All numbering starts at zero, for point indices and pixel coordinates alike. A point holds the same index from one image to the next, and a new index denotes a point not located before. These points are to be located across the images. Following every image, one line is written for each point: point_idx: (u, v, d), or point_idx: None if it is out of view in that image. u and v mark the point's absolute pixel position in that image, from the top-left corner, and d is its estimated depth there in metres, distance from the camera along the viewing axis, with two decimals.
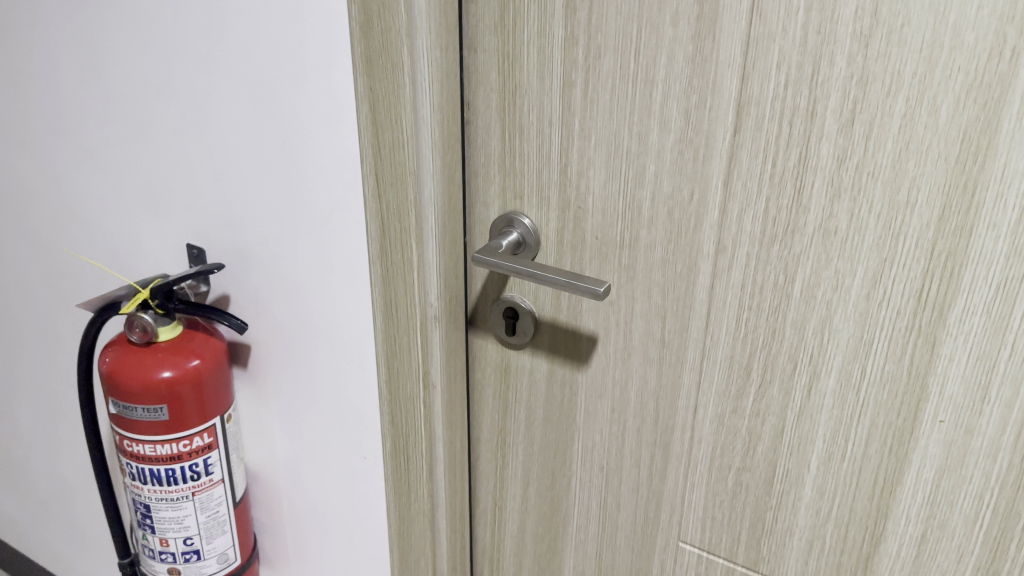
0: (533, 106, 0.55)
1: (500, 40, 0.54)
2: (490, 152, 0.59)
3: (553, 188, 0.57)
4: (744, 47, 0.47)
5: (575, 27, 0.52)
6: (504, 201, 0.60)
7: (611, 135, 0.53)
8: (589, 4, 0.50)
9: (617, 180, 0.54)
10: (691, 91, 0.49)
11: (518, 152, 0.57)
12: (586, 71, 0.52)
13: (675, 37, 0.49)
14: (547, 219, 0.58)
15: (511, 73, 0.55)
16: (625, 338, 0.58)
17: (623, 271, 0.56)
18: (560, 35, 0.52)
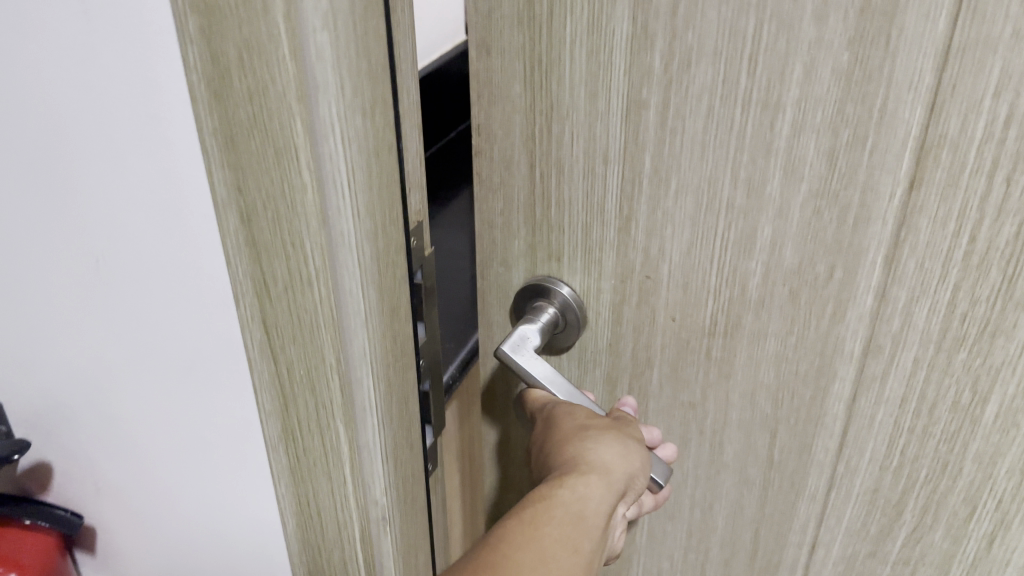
0: (577, 133, 0.34)
1: (523, 36, 0.33)
2: (513, 195, 0.37)
3: (606, 249, 0.36)
4: (939, 62, 0.27)
5: (651, 18, 0.31)
6: (532, 262, 0.38)
7: (700, 182, 0.33)
8: None
9: (709, 243, 0.33)
10: (839, 124, 0.30)
11: (551, 197, 0.36)
12: (667, 87, 0.32)
13: (820, 40, 0.29)
14: (598, 290, 0.37)
15: (543, 81, 0.33)
16: (710, 456, 0.39)
17: (715, 366, 0.36)
18: (624, 31, 0.31)
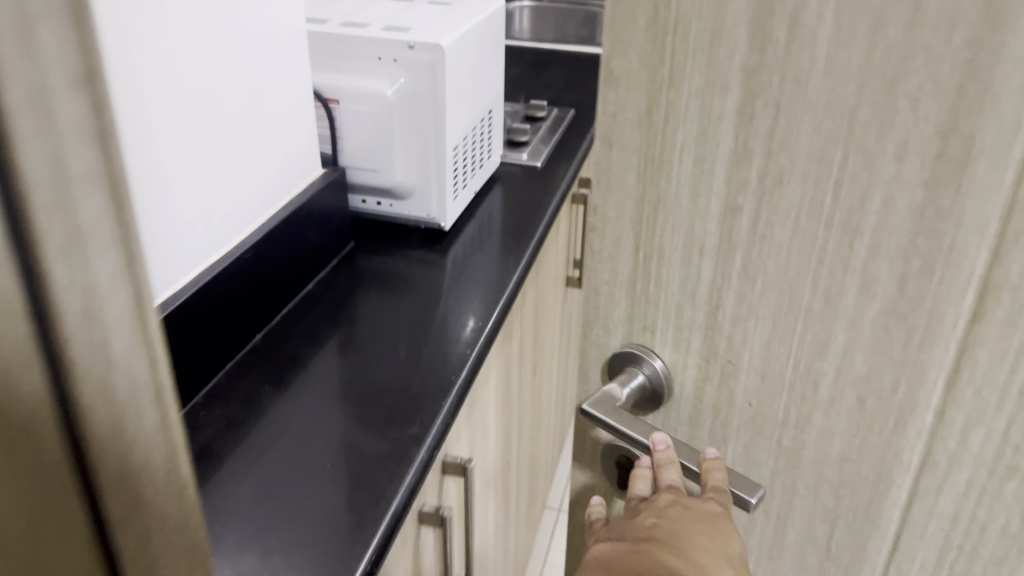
0: (679, 227, 0.40)
1: (643, 138, 0.40)
2: (618, 269, 0.44)
3: (694, 328, 0.42)
4: (1006, 212, 0.31)
5: (751, 138, 0.36)
6: (629, 330, 0.45)
7: (785, 285, 0.37)
8: (774, 115, 0.35)
9: (789, 340, 0.38)
10: (912, 253, 0.33)
11: (654, 277, 0.43)
12: (760, 198, 0.37)
13: (898, 176, 0.33)
14: (685, 364, 0.43)
15: (653, 180, 0.40)
16: (775, 531, 0.44)
17: (784, 454, 0.41)
18: (728, 145, 0.37)
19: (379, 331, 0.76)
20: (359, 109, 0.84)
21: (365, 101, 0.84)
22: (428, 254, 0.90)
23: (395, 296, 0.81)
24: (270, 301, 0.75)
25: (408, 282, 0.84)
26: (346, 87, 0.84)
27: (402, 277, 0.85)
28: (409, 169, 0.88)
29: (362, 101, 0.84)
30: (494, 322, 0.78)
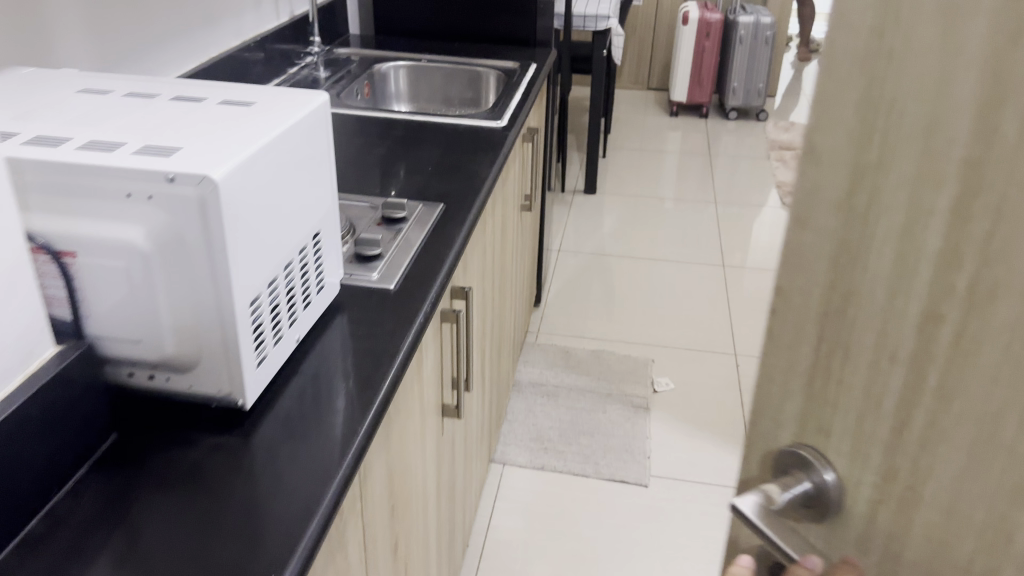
0: (871, 319, 0.60)
1: (841, 224, 0.60)
2: (801, 353, 0.67)
3: (876, 433, 0.63)
4: None
5: (965, 241, 0.52)
6: (801, 427, 0.70)
7: (988, 398, 0.54)
8: (989, 226, 0.51)
9: (985, 435, 0.55)
10: None
11: (843, 376, 0.64)
12: (966, 307, 0.53)
13: None
14: (861, 481, 0.65)
15: (846, 261, 0.60)
16: None
17: (984, 551, 0.57)
18: (938, 245, 0.54)
19: (164, 535, 0.83)
20: (108, 262, 0.88)
21: (119, 253, 0.88)
22: (227, 440, 0.97)
23: (193, 496, 0.89)
24: (35, 495, 0.84)
25: (208, 475, 0.92)
26: (94, 240, 0.87)
27: (204, 468, 0.92)
28: (180, 317, 0.92)
29: (112, 252, 0.88)
30: (305, 536, 0.84)
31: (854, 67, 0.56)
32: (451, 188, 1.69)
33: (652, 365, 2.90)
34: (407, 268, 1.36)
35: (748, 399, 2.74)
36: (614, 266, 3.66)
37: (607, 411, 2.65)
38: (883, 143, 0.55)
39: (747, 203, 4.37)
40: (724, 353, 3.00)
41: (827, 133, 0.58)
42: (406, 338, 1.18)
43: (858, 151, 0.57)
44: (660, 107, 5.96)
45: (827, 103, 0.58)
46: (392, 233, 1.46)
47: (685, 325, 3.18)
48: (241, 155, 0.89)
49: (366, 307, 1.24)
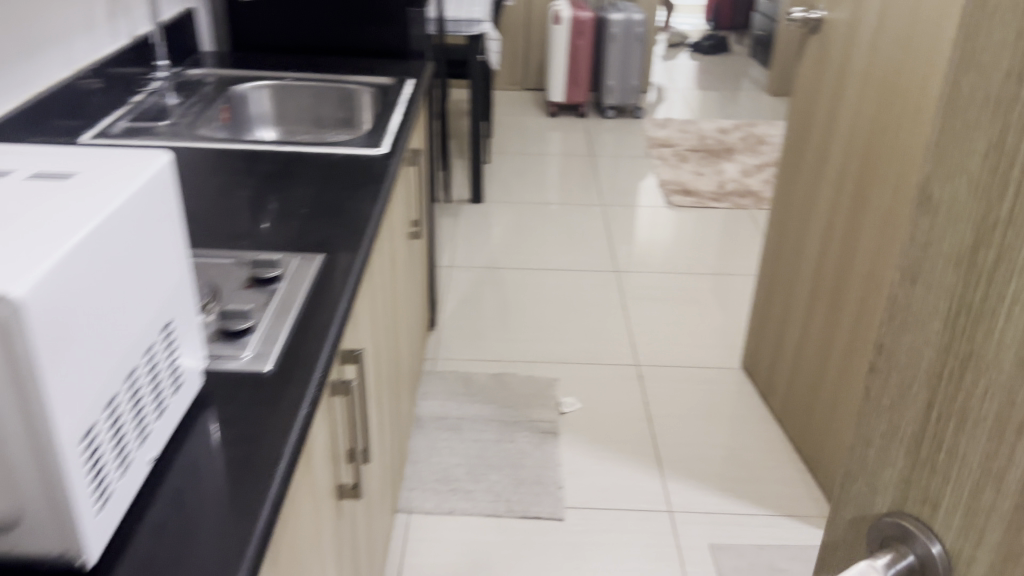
0: (988, 385, 0.55)
1: (958, 277, 0.57)
2: (908, 412, 0.64)
3: (996, 508, 0.56)
4: None
5: None
6: (903, 492, 0.65)
7: None
8: None
9: None
10: None
11: (957, 444, 0.59)
12: None
13: None
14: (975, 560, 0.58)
15: (965, 320, 0.57)
16: None
17: None
18: None
19: None
20: None
21: None
22: None
23: None
24: None
25: None
26: None
27: None
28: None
29: None
30: None
31: (980, 111, 0.55)
32: (331, 234, 1.51)
33: (557, 384, 2.79)
34: (285, 341, 1.17)
35: (656, 411, 2.67)
36: (508, 280, 3.52)
37: (515, 440, 2.51)
38: (1018, 192, 0.51)
39: (632, 203, 4.34)
40: (626, 364, 2.92)
41: (950, 181, 0.57)
42: (286, 440, 0.99)
43: (986, 204, 0.54)
44: (540, 107, 5.89)
45: (951, 149, 0.57)
46: (266, 296, 1.26)
47: (585, 338, 3.08)
48: (60, 253, 0.69)
49: (236, 399, 1.06)
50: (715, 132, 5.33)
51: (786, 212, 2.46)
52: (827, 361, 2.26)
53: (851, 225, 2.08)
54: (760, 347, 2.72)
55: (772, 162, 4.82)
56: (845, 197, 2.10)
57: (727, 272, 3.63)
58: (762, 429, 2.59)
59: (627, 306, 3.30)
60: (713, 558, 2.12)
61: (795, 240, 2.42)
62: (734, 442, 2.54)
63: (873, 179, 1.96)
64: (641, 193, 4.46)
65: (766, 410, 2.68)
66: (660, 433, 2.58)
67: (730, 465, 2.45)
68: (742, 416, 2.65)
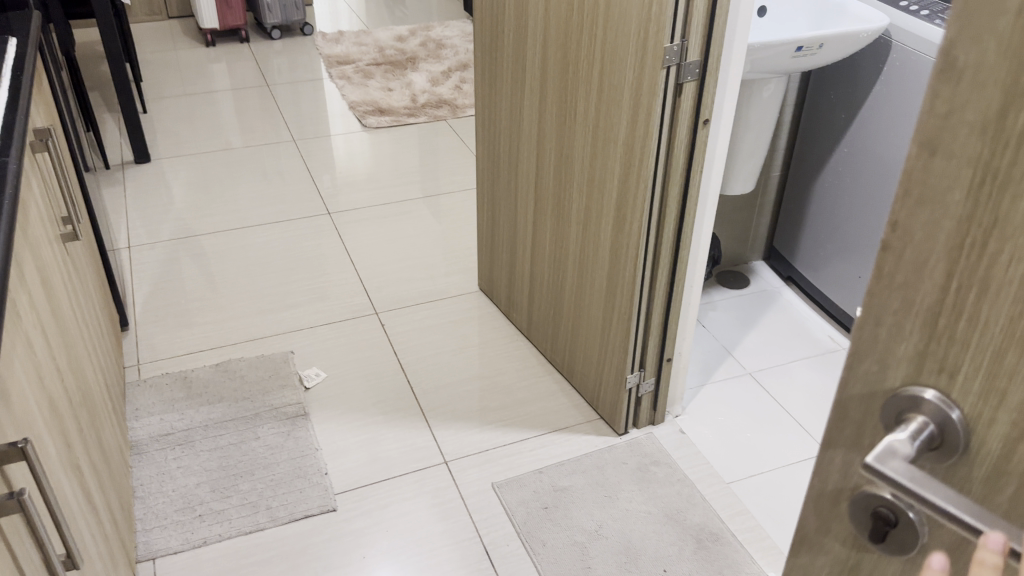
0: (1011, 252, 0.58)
1: (983, 148, 0.58)
2: (919, 289, 0.65)
3: (1017, 371, 0.60)
4: None
5: None
6: (917, 365, 0.67)
7: None
8: None
9: None
10: None
11: (980, 309, 0.61)
12: None
13: None
14: (994, 418, 0.62)
15: (990, 191, 0.58)
16: None
17: None
18: None
19: None
20: None
21: None
22: None
23: None
24: None
25: None
26: None
27: None
28: None
29: None
30: None
31: None
32: None
33: (293, 358, 2.47)
34: None
35: (407, 357, 2.49)
36: (205, 246, 3.06)
37: (259, 437, 2.19)
38: None
39: (325, 133, 3.98)
40: (364, 314, 2.68)
41: (975, 47, 0.57)
42: None
43: (1014, 66, 0.55)
44: (193, 36, 5.14)
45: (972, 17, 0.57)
46: None
47: (311, 296, 2.77)
48: None
49: None
50: (393, 41, 5.06)
51: (492, 131, 2.35)
52: (563, 274, 2.22)
53: (561, 134, 2.02)
54: (494, 269, 2.63)
55: (457, 67, 4.69)
56: (551, 104, 2.02)
57: (441, 191, 3.49)
58: (515, 349, 2.52)
59: (349, 251, 3.04)
60: (498, 498, 2.02)
61: (508, 154, 2.30)
62: (492, 369, 2.44)
63: (574, 82, 1.90)
64: (331, 120, 4.10)
65: (513, 327, 2.62)
66: (417, 380, 2.40)
67: (492, 395, 2.34)
68: (492, 340, 2.57)
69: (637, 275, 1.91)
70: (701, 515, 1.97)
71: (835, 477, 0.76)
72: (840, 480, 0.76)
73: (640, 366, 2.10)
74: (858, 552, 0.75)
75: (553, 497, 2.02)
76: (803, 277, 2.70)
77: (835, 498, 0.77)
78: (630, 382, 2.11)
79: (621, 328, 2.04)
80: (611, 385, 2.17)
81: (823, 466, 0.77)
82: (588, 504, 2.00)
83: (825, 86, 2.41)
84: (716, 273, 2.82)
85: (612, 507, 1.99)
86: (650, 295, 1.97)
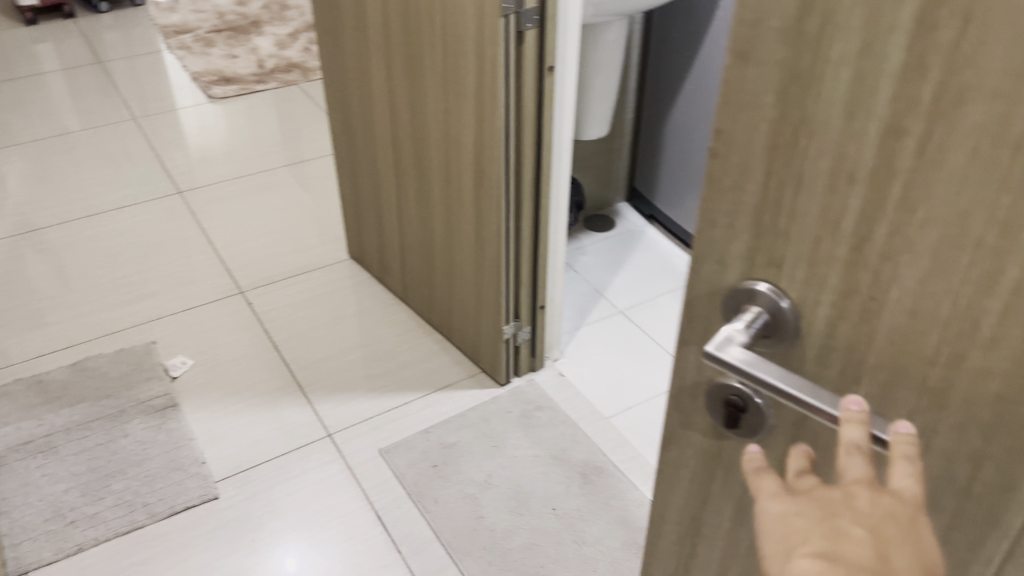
0: (819, 145, 0.59)
1: (788, 47, 0.57)
2: (743, 190, 0.65)
3: (835, 257, 0.61)
4: None
5: (936, 61, 0.51)
6: (749, 260, 0.67)
7: (953, 215, 0.54)
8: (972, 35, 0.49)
9: (948, 230, 0.55)
10: None
11: (797, 203, 0.62)
12: (934, 125, 0.53)
13: None
14: (820, 302, 0.64)
15: (798, 90, 0.58)
16: (902, 386, 0.62)
17: (962, 334, 0.57)
18: (911, 67, 0.52)
19: None
20: None
21: None
22: None
23: None
24: None
25: None
26: None
27: None
28: None
29: None
30: None
31: None
32: None
33: (156, 347, 2.36)
34: None
35: (279, 335, 2.42)
36: (47, 240, 2.84)
37: (128, 433, 2.08)
38: None
39: (170, 108, 3.75)
40: (230, 294, 2.58)
41: None
42: None
43: None
44: (9, 15, 4.69)
45: None
46: None
47: (171, 282, 2.63)
48: None
49: None
50: (234, 6, 4.79)
51: (342, 93, 2.28)
52: (430, 233, 2.21)
53: (411, 89, 1.98)
54: (361, 235, 2.58)
55: (304, 28, 4.51)
56: (397, 60, 1.97)
57: (301, 159, 3.38)
58: (392, 313, 2.50)
59: (206, 230, 2.90)
60: (386, 463, 2.02)
61: (360, 115, 2.24)
62: (370, 336, 2.42)
63: (419, 37, 1.86)
64: (175, 95, 3.87)
65: (387, 291, 2.60)
66: (292, 356, 2.34)
67: (372, 362, 2.32)
68: (368, 307, 2.53)
69: (502, 225, 1.92)
70: (585, 451, 2.04)
71: (690, 374, 0.77)
72: (696, 377, 0.77)
73: (515, 316, 2.13)
74: (718, 442, 0.78)
75: (441, 455, 2.04)
76: (664, 214, 2.80)
77: (694, 392, 0.77)
78: (507, 333, 2.13)
79: (492, 279, 2.05)
80: (489, 336, 2.18)
81: (679, 366, 0.77)
82: (475, 455, 2.04)
83: (668, 25, 2.48)
84: (583, 218, 2.88)
85: (500, 456, 2.03)
86: (516, 246, 2.00)
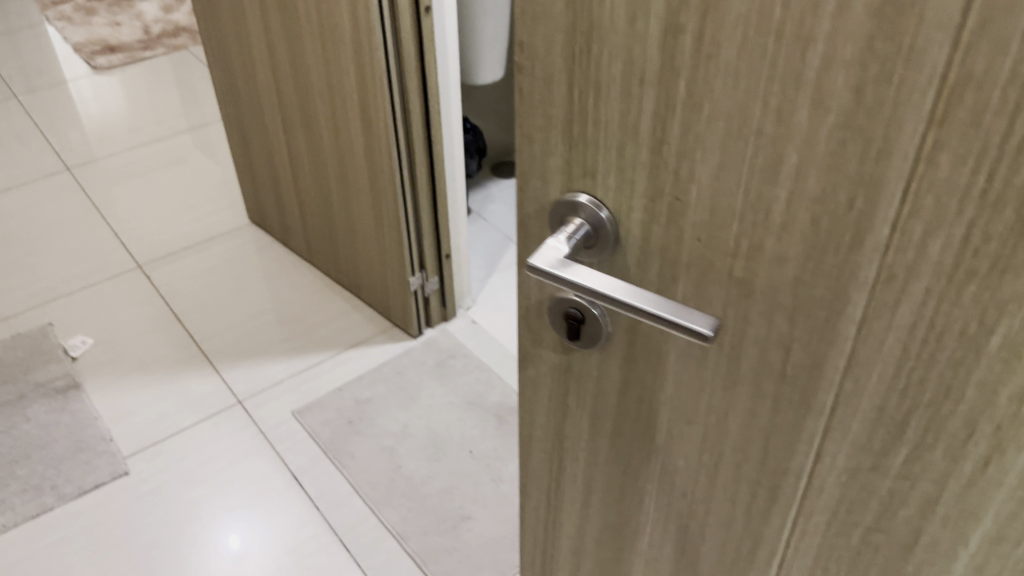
0: (611, 49, 0.60)
1: None
2: (551, 103, 0.65)
3: (639, 160, 0.63)
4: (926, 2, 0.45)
5: None
6: (568, 172, 0.68)
7: (733, 106, 0.56)
8: None
9: (731, 122, 0.57)
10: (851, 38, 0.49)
11: (599, 111, 0.63)
12: (705, 19, 0.54)
13: None
14: (633, 207, 0.66)
15: None
16: (714, 281, 0.65)
17: (756, 223, 0.60)
18: None
19: None
20: None
21: None
22: None
23: None
24: None
25: None
26: None
27: None
28: None
29: None
30: None
31: None
32: None
33: (54, 329, 2.28)
34: None
35: (183, 307, 2.36)
36: None
37: (30, 418, 2.02)
38: None
39: (53, 83, 3.57)
40: (129, 269, 2.51)
41: None
42: None
43: None
44: None
45: None
46: None
47: (66, 262, 2.54)
48: None
49: None
50: None
51: (223, 52, 2.20)
52: (328, 190, 2.18)
53: (290, 42, 1.93)
54: (261, 198, 2.52)
55: None
56: (272, 12, 1.92)
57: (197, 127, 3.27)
58: (299, 275, 2.47)
59: (100, 207, 2.80)
60: (301, 424, 2.01)
61: (244, 72, 2.18)
62: (277, 300, 2.39)
63: None
64: (58, 68, 3.68)
65: (293, 254, 2.56)
66: (197, 326, 2.30)
67: (281, 325, 2.30)
68: (274, 270, 2.50)
69: (394, 175, 1.90)
70: (499, 394, 2.07)
71: (533, 293, 0.78)
72: (538, 296, 0.78)
73: (421, 268, 2.12)
74: (567, 355, 0.80)
75: (356, 411, 2.04)
76: None
77: (539, 311, 0.79)
78: (414, 284, 2.13)
79: (392, 231, 2.04)
80: (396, 289, 2.17)
81: (522, 287, 0.79)
82: (391, 408, 2.05)
83: None
84: (489, 165, 2.88)
85: (415, 407, 2.05)
86: (413, 196, 1.98)
